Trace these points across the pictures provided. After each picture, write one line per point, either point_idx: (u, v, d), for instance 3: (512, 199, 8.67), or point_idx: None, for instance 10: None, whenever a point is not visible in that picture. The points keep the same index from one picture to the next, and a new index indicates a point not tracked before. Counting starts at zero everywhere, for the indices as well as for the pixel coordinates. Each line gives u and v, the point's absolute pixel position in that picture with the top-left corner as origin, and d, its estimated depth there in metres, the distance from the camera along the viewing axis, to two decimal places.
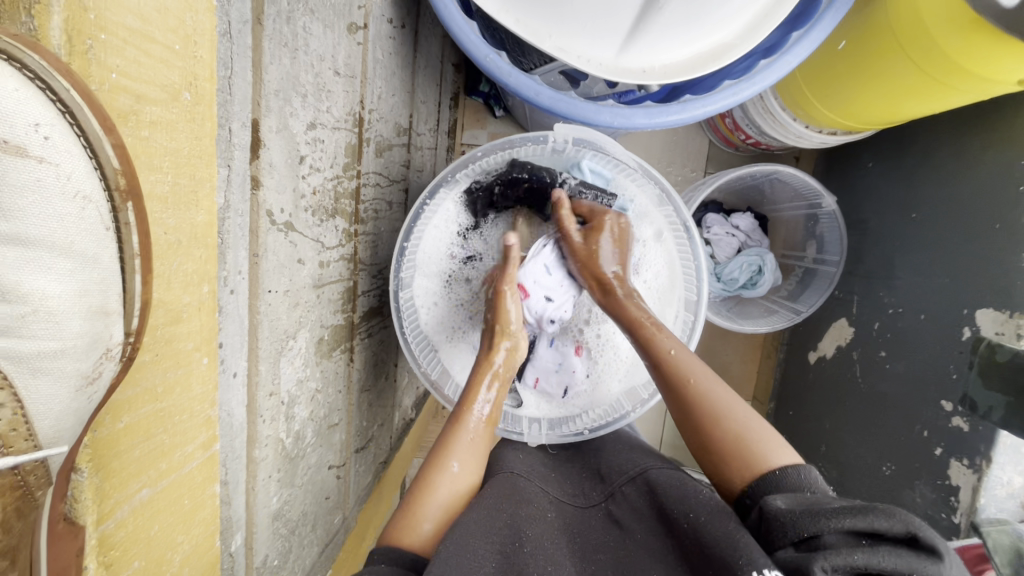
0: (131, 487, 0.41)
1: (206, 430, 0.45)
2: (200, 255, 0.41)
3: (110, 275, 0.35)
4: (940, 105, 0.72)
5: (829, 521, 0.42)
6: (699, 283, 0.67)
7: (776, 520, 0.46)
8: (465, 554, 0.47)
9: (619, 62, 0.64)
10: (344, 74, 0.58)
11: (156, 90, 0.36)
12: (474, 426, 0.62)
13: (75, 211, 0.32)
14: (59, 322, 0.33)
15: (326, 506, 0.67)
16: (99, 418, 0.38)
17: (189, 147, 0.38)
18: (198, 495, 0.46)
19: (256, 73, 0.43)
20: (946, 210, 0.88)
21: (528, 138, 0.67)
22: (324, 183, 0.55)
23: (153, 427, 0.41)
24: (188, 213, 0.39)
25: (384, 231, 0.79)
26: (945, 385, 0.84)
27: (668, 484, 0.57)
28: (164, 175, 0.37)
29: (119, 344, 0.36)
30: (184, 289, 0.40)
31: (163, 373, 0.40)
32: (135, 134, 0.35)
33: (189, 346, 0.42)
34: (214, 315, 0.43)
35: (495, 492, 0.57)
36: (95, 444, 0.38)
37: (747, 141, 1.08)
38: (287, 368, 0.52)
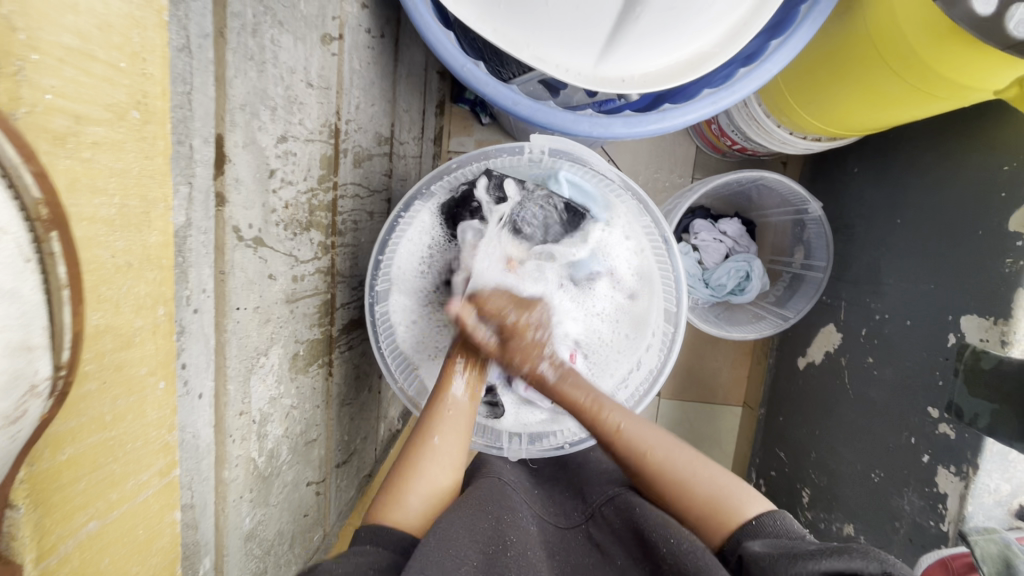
0: (76, 521, 0.37)
1: (163, 456, 0.41)
2: (154, 277, 0.37)
3: (32, 312, 0.28)
4: (922, 111, 0.72)
5: (802, 561, 0.42)
6: (681, 293, 0.66)
7: (753, 562, 0.46)
8: (448, 554, 0.47)
9: (597, 71, 0.63)
10: (318, 85, 0.57)
11: (98, 109, 0.31)
12: (450, 416, 0.62)
13: None
14: None
15: (304, 523, 0.66)
16: (36, 451, 0.33)
17: (139, 168, 0.34)
18: (154, 524, 0.42)
19: (219, 87, 0.42)
20: (929, 216, 0.88)
21: (504, 149, 0.66)
22: (297, 197, 0.54)
23: (101, 457, 0.37)
24: (139, 234, 0.35)
25: (364, 242, 0.78)
26: (931, 391, 0.84)
27: (647, 507, 0.56)
28: (109, 198, 0.33)
29: (46, 377, 0.29)
30: (136, 313, 0.36)
31: (112, 401, 0.36)
32: (75, 157, 0.30)
33: (142, 372, 0.38)
34: (171, 337, 0.39)
35: (480, 496, 0.56)
36: (32, 480, 0.33)
37: (732, 148, 1.08)
38: (258, 386, 0.51)
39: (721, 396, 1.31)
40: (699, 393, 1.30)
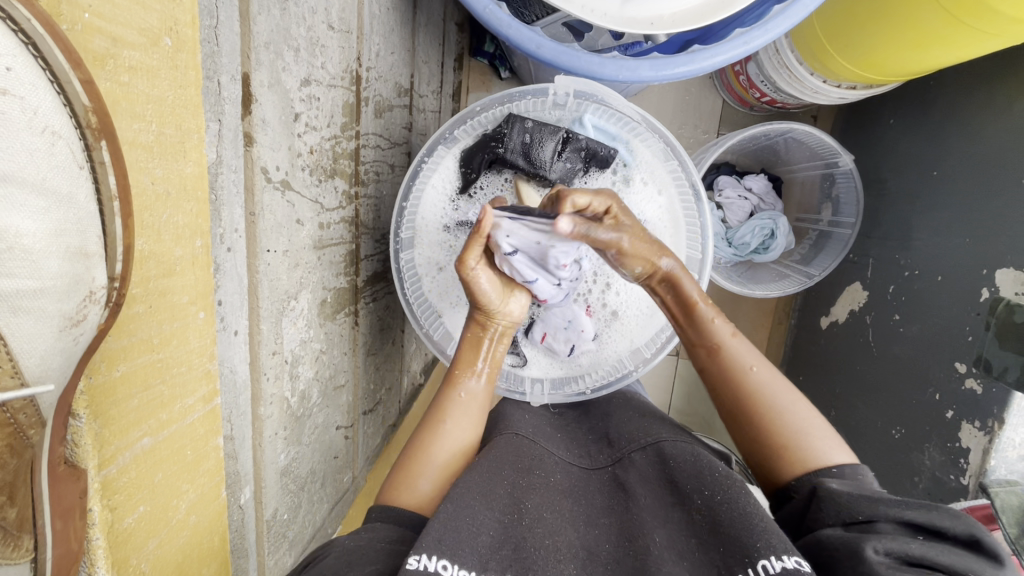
0: (131, 435, 0.40)
1: (207, 383, 0.46)
2: (191, 209, 0.41)
3: (88, 217, 0.34)
4: (968, 52, 0.69)
5: (890, 511, 0.46)
6: (706, 247, 0.65)
7: (833, 498, 0.49)
8: (465, 520, 0.48)
9: (624, 12, 0.60)
10: (339, 28, 0.56)
11: (133, 33, 0.34)
12: (460, 400, 0.62)
13: (43, 145, 0.31)
14: (37, 262, 0.32)
15: (335, 464, 0.69)
16: (94, 364, 0.37)
17: (173, 97, 0.38)
18: (201, 447, 0.47)
19: (244, 24, 0.42)
20: (971, 168, 0.84)
21: (527, 91, 0.66)
22: (321, 143, 0.54)
23: (151, 377, 0.41)
24: (176, 163, 0.39)
25: (386, 195, 0.78)
26: (959, 347, 0.82)
27: (684, 459, 0.57)
28: (147, 124, 0.36)
29: (103, 287, 0.35)
30: (176, 242, 0.40)
31: (160, 325, 0.40)
32: (114, 78, 0.34)
33: (184, 299, 0.42)
34: (209, 269, 0.43)
35: (496, 457, 0.57)
36: (92, 391, 0.37)
37: (760, 99, 1.04)
38: (290, 328, 0.52)
39: None
40: None
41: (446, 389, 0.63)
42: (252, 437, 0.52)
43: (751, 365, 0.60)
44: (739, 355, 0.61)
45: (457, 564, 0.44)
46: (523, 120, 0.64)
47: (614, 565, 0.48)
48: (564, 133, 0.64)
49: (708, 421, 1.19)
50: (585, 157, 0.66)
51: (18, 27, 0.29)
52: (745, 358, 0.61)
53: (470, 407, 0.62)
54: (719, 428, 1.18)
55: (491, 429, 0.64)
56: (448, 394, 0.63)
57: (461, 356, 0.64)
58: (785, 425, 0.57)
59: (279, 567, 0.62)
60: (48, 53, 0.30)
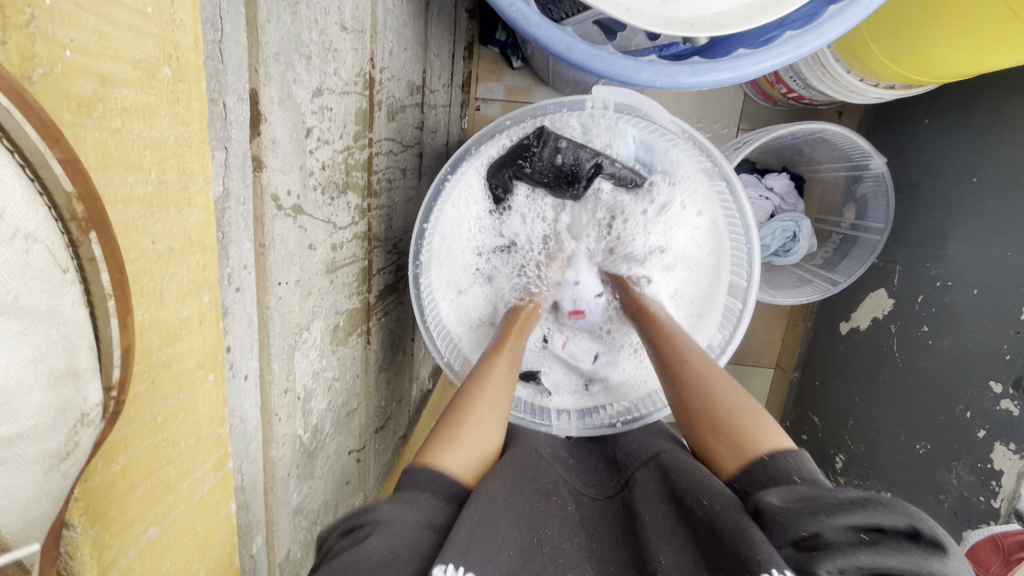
0: (136, 529, 0.35)
1: (216, 450, 0.41)
2: (196, 262, 0.34)
3: (79, 323, 0.26)
4: (1023, 54, 0.64)
5: (830, 520, 0.40)
6: (752, 269, 0.60)
7: (771, 520, 0.42)
8: (487, 533, 0.44)
9: (663, 11, 0.55)
10: (353, 29, 0.51)
11: (125, 67, 0.27)
12: (486, 393, 0.57)
13: (15, 257, 0.22)
14: (13, 401, 0.23)
15: (346, 490, 0.66)
16: (91, 466, 0.31)
17: (174, 136, 0.31)
18: (212, 518, 0.42)
19: (251, 34, 0.36)
20: (1013, 177, 0.79)
21: (564, 103, 0.59)
22: (334, 157, 0.50)
23: (156, 461, 0.35)
24: (180, 214, 0.32)
25: (398, 202, 0.73)
26: (995, 364, 0.79)
27: (684, 469, 0.52)
28: (145, 172, 0.30)
29: (96, 404, 0.28)
30: (181, 303, 0.34)
31: (163, 402, 0.34)
32: (105, 127, 0.27)
33: (191, 365, 0.36)
34: (217, 326, 0.38)
35: (519, 468, 0.54)
36: (87, 496, 0.31)
37: (787, 96, 0.99)
38: (302, 362, 0.48)
39: (754, 358, 1.29)
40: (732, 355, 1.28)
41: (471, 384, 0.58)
42: (264, 482, 0.48)
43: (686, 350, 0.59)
44: (698, 361, 0.58)
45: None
46: (559, 137, 0.60)
47: None
48: (598, 152, 0.63)
49: None
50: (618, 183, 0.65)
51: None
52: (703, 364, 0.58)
53: (497, 402, 0.57)
54: None
55: (506, 442, 0.61)
56: (473, 389, 0.57)
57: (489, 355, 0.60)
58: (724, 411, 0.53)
59: None
60: (11, 125, 0.22)
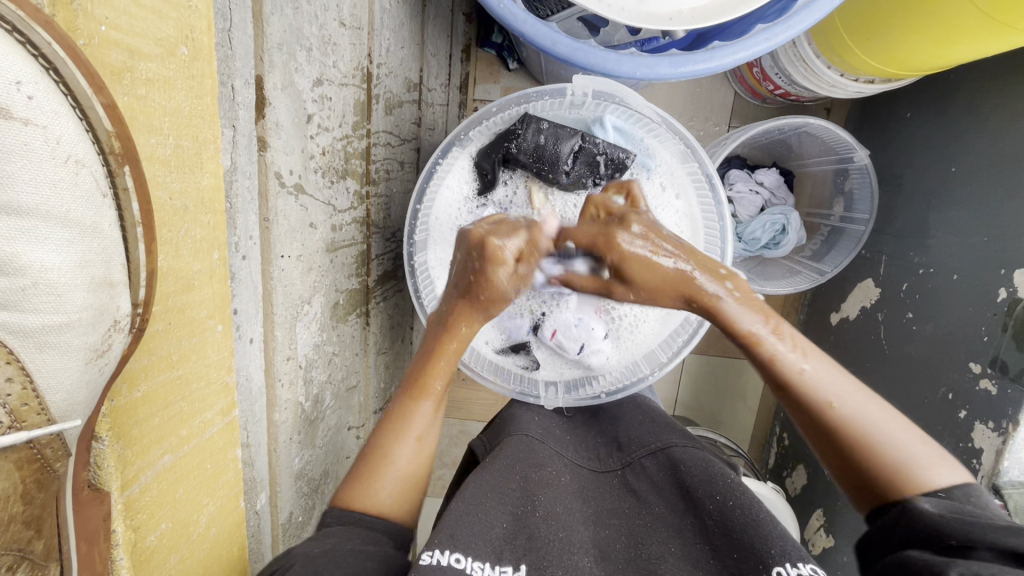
0: (153, 453, 0.39)
1: (225, 396, 0.44)
2: (208, 221, 0.38)
3: (112, 243, 0.32)
4: (989, 48, 0.68)
5: (990, 536, 0.39)
6: (725, 246, 0.64)
7: (921, 521, 0.43)
8: (474, 517, 0.50)
9: (643, 7, 0.59)
10: (351, 26, 0.55)
11: (149, 43, 0.32)
12: (423, 414, 0.54)
13: (68, 176, 0.29)
14: (62, 297, 0.31)
15: (346, 465, 0.69)
16: (116, 387, 0.35)
17: (189, 107, 0.35)
18: (220, 460, 0.46)
19: (257, 25, 0.41)
20: (989, 165, 0.82)
21: (545, 91, 0.65)
22: (334, 143, 0.53)
23: (171, 395, 0.39)
24: (193, 176, 0.36)
25: (396, 192, 0.77)
26: (974, 346, 0.81)
27: (693, 463, 0.55)
28: (165, 137, 0.34)
29: (126, 314, 0.33)
30: (194, 256, 0.38)
31: (179, 342, 0.38)
32: (132, 93, 0.31)
33: (202, 314, 0.40)
34: (225, 281, 0.41)
35: (508, 455, 0.57)
36: (113, 414, 0.35)
37: (774, 92, 1.02)
38: (303, 333, 0.52)
39: None
40: None
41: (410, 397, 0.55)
42: (268, 444, 0.52)
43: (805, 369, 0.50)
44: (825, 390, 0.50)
45: (470, 556, 0.46)
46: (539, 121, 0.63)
47: (622, 566, 0.50)
48: (583, 135, 0.64)
49: (714, 415, 1.19)
50: (601, 163, 0.64)
51: (39, 52, 0.27)
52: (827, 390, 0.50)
53: (430, 421, 0.55)
54: (726, 423, 1.18)
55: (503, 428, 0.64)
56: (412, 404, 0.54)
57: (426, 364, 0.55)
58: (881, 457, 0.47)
59: None
60: (62, 66, 0.28)
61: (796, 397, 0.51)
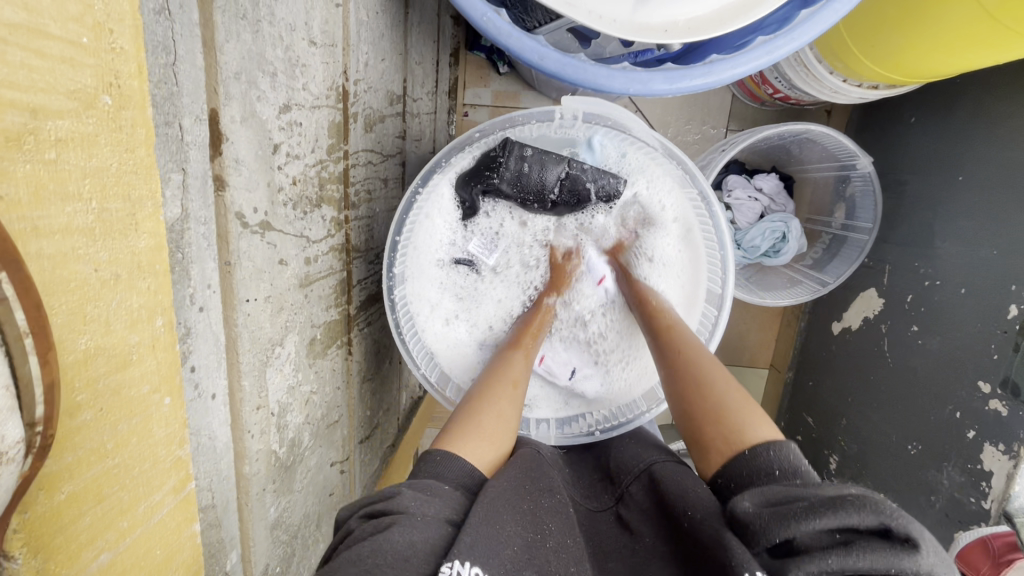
0: (85, 557, 0.34)
1: (176, 472, 0.40)
2: (148, 286, 0.34)
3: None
4: (1004, 56, 0.64)
5: (799, 526, 0.37)
6: (726, 274, 0.61)
7: (745, 526, 0.41)
8: (493, 532, 0.42)
9: (636, 18, 0.55)
10: (322, 43, 0.51)
11: (60, 98, 0.27)
12: (522, 366, 0.61)
13: None
14: None
15: (329, 502, 0.66)
16: (29, 497, 0.30)
17: (118, 164, 0.30)
18: (173, 540, 0.41)
19: (208, 55, 0.37)
20: (998, 175, 0.79)
21: (532, 114, 0.61)
22: (305, 171, 0.50)
23: (105, 487, 0.34)
24: (126, 241, 0.31)
25: (380, 212, 0.73)
26: (983, 364, 0.78)
27: (671, 481, 0.52)
28: (86, 203, 0.29)
29: (18, 441, 0.25)
30: (131, 328, 0.33)
31: (113, 428, 0.34)
32: (38, 158, 0.26)
33: (144, 390, 0.35)
34: (173, 349, 0.37)
35: (519, 467, 0.52)
36: (28, 527, 0.30)
37: (774, 97, 0.99)
38: (275, 377, 0.49)
39: (748, 359, 1.28)
40: (725, 356, 1.27)
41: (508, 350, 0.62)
42: (238, 498, 0.48)
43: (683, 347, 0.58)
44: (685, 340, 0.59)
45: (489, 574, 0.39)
46: (520, 146, 0.60)
47: None
48: (569, 161, 0.61)
49: None
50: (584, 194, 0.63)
51: None
52: (682, 343, 0.58)
53: (524, 381, 0.60)
54: None
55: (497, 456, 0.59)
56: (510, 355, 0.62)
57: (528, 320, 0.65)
58: (715, 399, 0.52)
59: None
60: None
61: (667, 345, 0.59)
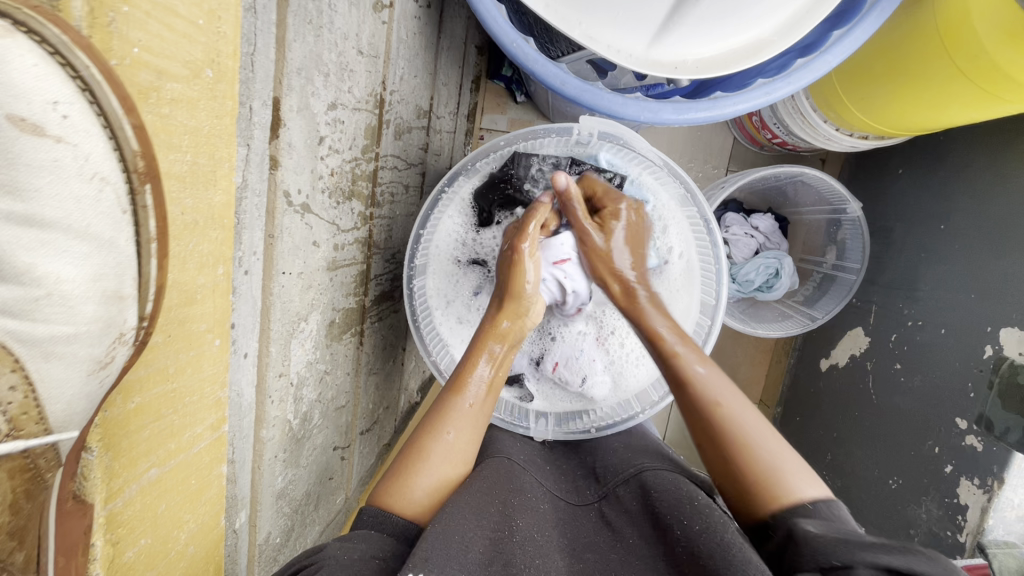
0: (139, 467, 0.41)
1: (215, 411, 0.45)
2: (217, 235, 0.41)
3: (126, 259, 0.35)
4: (980, 113, 0.70)
5: (865, 554, 0.39)
6: (721, 289, 0.65)
7: (806, 542, 0.43)
8: (451, 538, 0.46)
9: (650, 54, 0.61)
10: (368, 54, 0.57)
11: (176, 65, 0.35)
12: (466, 408, 0.59)
13: (92, 193, 0.33)
14: (74, 306, 0.35)
15: (329, 486, 0.68)
16: (110, 398, 0.38)
17: (208, 126, 0.38)
18: (205, 475, 0.47)
19: (279, 50, 0.42)
20: (976, 225, 0.85)
21: (554, 129, 0.66)
22: (342, 165, 0.55)
23: (163, 408, 0.41)
24: (205, 192, 0.39)
25: (399, 215, 0.78)
26: (961, 403, 0.82)
27: (664, 489, 0.55)
28: (182, 154, 0.37)
29: (132, 328, 0.36)
30: (199, 272, 0.40)
31: (176, 354, 0.40)
32: (156, 111, 0.34)
33: (202, 327, 0.42)
34: (228, 296, 0.43)
35: (485, 476, 0.56)
36: (105, 425, 0.38)
37: (772, 141, 1.05)
38: (298, 350, 0.52)
39: None
40: None
41: (451, 393, 0.59)
42: (253, 461, 0.51)
43: (719, 401, 0.55)
44: (715, 386, 0.56)
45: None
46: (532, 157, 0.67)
47: None
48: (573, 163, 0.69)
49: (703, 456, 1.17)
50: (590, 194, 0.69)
51: (77, 74, 0.31)
52: (713, 392, 0.56)
53: (476, 417, 0.59)
54: None
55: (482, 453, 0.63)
56: (453, 400, 0.59)
57: (469, 360, 0.61)
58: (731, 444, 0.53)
59: None
60: (103, 97, 0.31)
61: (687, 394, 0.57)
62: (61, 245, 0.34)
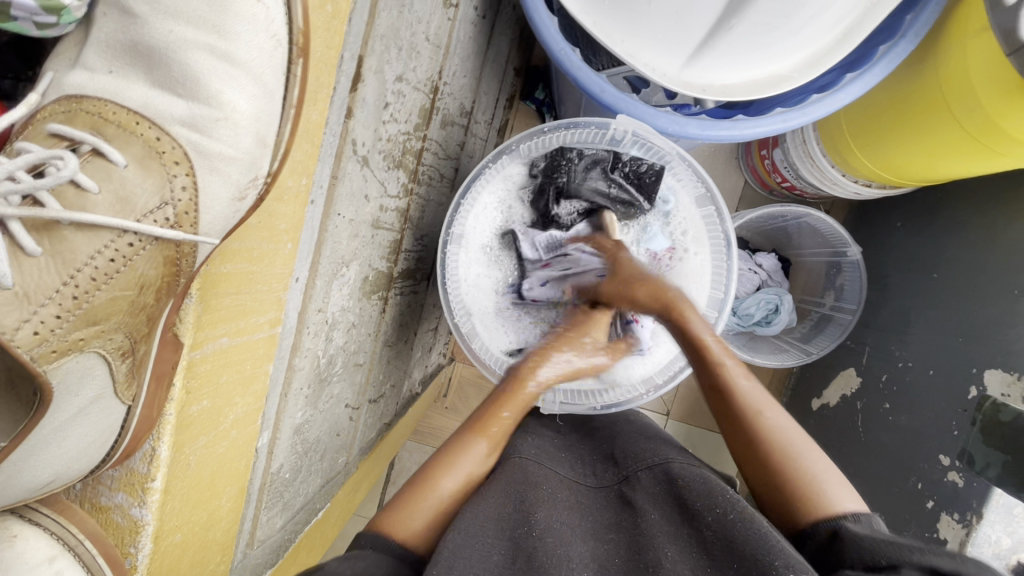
0: (216, 330, 0.45)
1: (277, 309, 0.49)
2: (306, 149, 0.46)
3: (271, 115, 0.43)
4: (975, 164, 0.76)
5: (913, 555, 0.43)
6: (728, 284, 0.74)
7: (854, 540, 0.47)
8: (471, 547, 0.49)
9: (682, 75, 0.68)
10: (433, 42, 0.64)
11: None
12: (482, 448, 0.62)
13: (269, 45, 0.41)
14: (236, 131, 0.42)
15: (336, 441, 0.70)
16: (211, 256, 0.45)
17: (320, 54, 0.44)
18: (257, 367, 0.50)
19: (370, 16, 0.48)
20: (967, 275, 0.90)
21: (593, 122, 0.73)
22: (398, 134, 0.60)
23: (242, 285, 0.45)
24: (309, 109, 0.44)
25: (432, 200, 0.84)
26: (945, 440, 0.85)
27: (693, 480, 0.57)
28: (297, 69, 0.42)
29: (263, 176, 0.43)
30: (291, 174, 0.46)
31: (259, 240, 0.45)
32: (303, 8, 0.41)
33: (282, 227, 0.47)
34: (304, 208, 0.48)
35: (505, 480, 0.59)
36: (205, 278, 0.45)
37: (780, 185, 1.12)
38: (337, 292, 0.56)
39: None
40: None
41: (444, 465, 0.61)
42: (281, 388, 0.54)
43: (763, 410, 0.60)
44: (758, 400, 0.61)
45: None
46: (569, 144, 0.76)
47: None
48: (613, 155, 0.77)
49: None
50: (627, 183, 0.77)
51: None
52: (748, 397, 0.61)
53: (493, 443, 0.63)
54: None
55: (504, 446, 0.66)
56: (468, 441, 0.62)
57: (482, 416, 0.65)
58: (776, 451, 0.57)
59: (268, 527, 0.62)
60: None
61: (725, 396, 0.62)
62: (240, 82, 0.41)
